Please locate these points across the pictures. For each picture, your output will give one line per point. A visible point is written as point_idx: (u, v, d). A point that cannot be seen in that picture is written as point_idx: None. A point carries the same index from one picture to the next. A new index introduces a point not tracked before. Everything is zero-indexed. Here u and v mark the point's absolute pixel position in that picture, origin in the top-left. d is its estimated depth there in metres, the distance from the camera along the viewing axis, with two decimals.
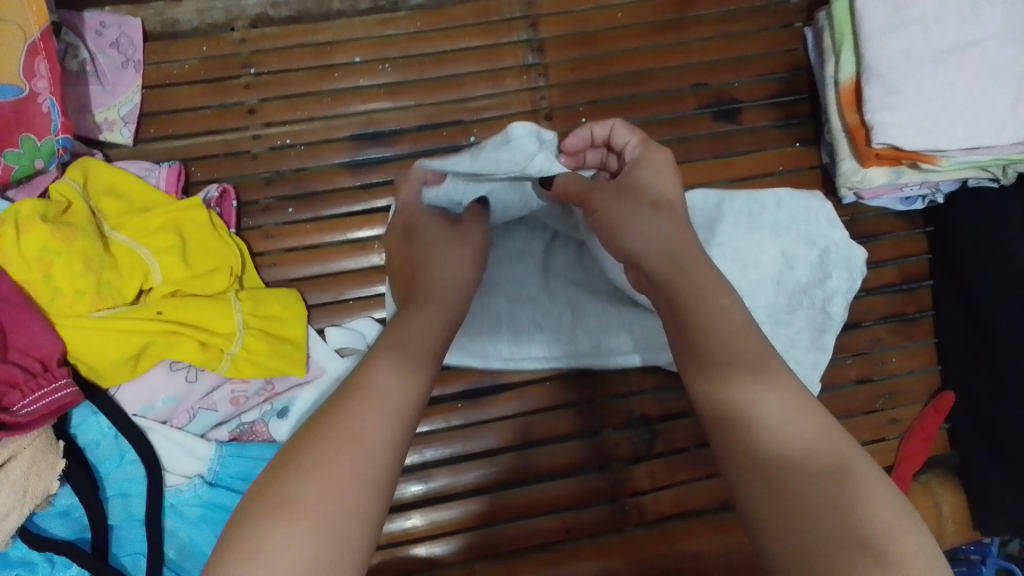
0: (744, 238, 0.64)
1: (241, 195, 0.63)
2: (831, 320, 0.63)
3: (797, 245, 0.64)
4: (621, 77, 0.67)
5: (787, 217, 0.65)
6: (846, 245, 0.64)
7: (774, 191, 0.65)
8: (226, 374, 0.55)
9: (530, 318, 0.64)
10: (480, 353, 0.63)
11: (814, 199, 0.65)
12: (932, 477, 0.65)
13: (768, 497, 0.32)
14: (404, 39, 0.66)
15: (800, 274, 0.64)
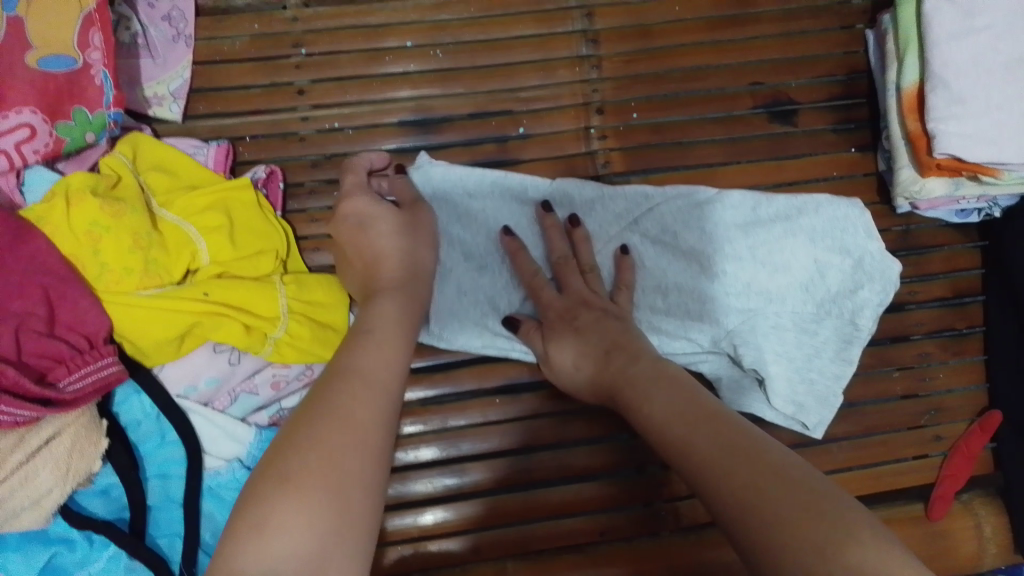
0: (769, 243, 0.63)
1: (288, 177, 0.63)
2: (858, 332, 0.62)
3: (830, 254, 0.63)
4: (676, 74, 0.66)
5: (825, 224, 0.63)
6: (882, 257, 0.62)
7: (813, 196, 0.63)
8: (269, 358, 0.54)
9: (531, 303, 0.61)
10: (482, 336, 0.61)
11: (854, 208, 0.63)
12: (974, 496, 0.63)
13: (709, 486, 0.38)
14: (458, 24, 0.65)
15: (831, 283, 0.63)
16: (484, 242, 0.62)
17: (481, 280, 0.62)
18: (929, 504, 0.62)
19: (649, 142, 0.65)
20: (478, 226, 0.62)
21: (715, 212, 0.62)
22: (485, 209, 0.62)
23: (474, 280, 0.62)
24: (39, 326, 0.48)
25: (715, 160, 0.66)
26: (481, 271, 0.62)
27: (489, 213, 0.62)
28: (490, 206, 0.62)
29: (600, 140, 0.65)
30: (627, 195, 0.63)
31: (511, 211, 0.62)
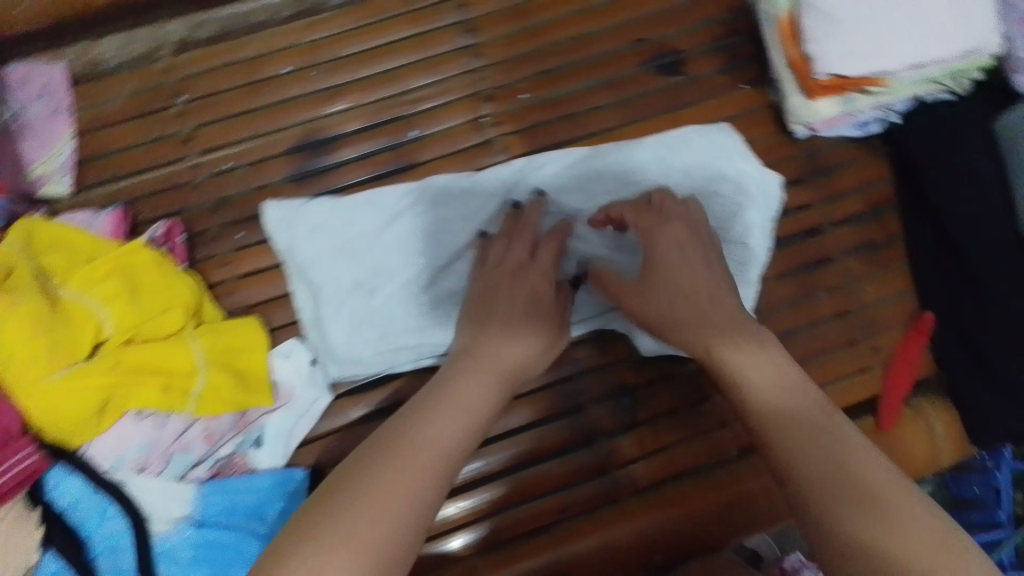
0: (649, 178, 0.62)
1: (191, 227, 0.61)
2: (754, 251, 0.62)
3: (710, 183, 0.63)
4: (561, 45, 0.66)
5: (697, 156, 0.63)
6: (760, 174, 0.63)
7: (681, 132, 0.64)
8: (194, 413, 0.55)
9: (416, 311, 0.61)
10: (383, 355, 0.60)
11: (722, 132, 0.64)
12: (922, 399, 0.64)
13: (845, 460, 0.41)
14: (333, 40, 0.64)
15: (717, 211, 0.62)
16: (368, 262, 0.61)
17: (372, 300, 0.61)
18: (878, 414, 0.63)
19: (546, 118, 0.64)
20: (358, 249, 0.61)
21: (587, 169, 0.62)
22: (361, 228, 0.61)
23: (364, 304, 0.61)
24: None
25: (614, 123, 0.65)
26: (370, 292, 0.61)
27: (365, 226, 0.61)
28: (364, 224, 0.61)
29: (495, 126, 0.64)
30: (492, 177, 0.62)
31: (387, 223, 0.61)
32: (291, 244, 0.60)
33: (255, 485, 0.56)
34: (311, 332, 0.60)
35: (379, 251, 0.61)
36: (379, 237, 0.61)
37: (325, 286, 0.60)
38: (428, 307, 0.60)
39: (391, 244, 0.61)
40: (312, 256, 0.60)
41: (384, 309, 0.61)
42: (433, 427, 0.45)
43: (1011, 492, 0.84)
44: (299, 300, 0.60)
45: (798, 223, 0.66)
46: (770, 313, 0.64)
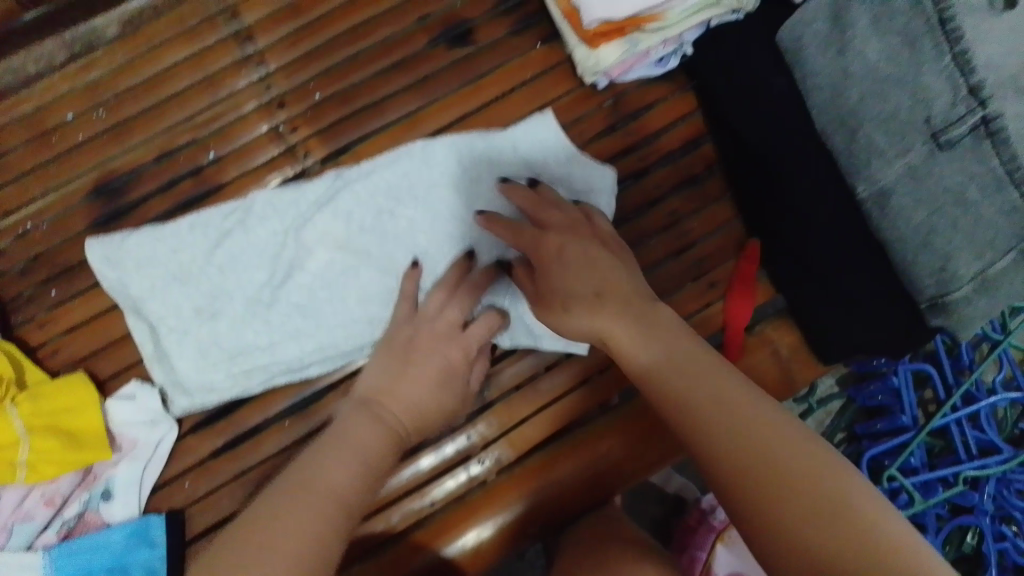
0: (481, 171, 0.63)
1: (2, 295, 0.61)
2: None
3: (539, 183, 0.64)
4: (345, 35, 0.65)
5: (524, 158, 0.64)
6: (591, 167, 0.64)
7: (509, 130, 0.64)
8: (28, 482, 0.55)
9: (262, 331, 0.61)
10: (239, 379, 0.60)
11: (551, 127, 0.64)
12: (765, 326, 0.65)
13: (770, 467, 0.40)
14: (111, 76, 0.63)
15: None
16: (205, 289, 0.61)
17: (216, 325, 0.61)
18: (725, 349, 0.63)
19: (342, 116, 0.64)
20: (194, 276, 0.61)
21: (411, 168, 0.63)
22: (193, 255, 0.61)
23: (208, 330, 0.61)
24: None
25: (413, 107, 0.65)
26: (212, 317, 0.61)
27: (198, 253, 0.61)
28: (195, 251, 0.61)
29: (293, 133, 0.64)
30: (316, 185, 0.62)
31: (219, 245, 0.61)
32: (124, 283, 0.60)
33: (106, 539, 0.55)
34: (157, 366, 0.60)
35: (216, 275, 0.61)
36: (214, 262, 0.61)
37: (165, 319, 0.60)
38: (273, 323, 0.61)
39: (226, 266, 0.61)
40: (146, 289, 0.60)
41: (230, 332, 0.61)
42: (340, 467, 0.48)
43: (912, 393, 0.79)
44: (139, 336, 0.60)
45: (618, 170, 0.66)
46: None
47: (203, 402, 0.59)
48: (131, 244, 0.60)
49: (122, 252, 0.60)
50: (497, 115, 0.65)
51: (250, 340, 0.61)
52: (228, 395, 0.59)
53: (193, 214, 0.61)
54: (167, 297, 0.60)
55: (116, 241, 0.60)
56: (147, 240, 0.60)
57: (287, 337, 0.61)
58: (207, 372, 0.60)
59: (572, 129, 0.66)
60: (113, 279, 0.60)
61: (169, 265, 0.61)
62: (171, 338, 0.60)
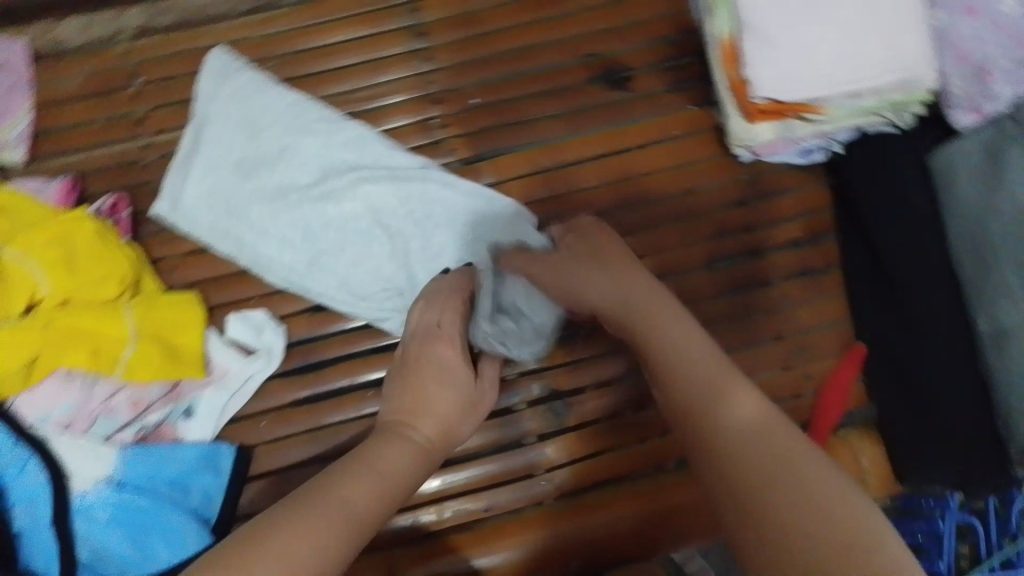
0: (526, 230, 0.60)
1: (137, 204, 0.63)
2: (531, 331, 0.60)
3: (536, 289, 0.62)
4: (513, 54, 0.67)
5: None
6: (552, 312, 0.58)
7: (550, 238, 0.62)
8: (123, 379, 0.56)
9: (260, 239, 0.63)
10: (228, 209, 0.63)
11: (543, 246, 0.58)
12: (850, 430, 0.65)
13: (765, 513, 0.35)
14: (286, 36, 0.66)
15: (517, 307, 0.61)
16: (262, 152, 0.65)
17: (241, 190, 0.64)
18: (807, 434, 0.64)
19: (490, 125, 0.66)
20: (260, 135, 0.65)
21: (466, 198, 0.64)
22: (274, 114, 0.65)
23: (233, 182, 0.64)
24: None
25: (556, 134, 0.67)
26: (244, 178, 0.64)
27: (271, 140, 0.65)
28: (278, 120, 0.65)
29: (442, 128, 0.66)
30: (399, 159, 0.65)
31: (296, 146, 0.65)
32: (208, 98, 0.64)
33: (177, 454, 0.57)
34: (173, 174, 0.63)
35: (274, 151, 0.65)
36: (282, 141, 0.65)
37: (213, 149, 0.64)
38: (269, 237, 0.63)
39: (287, 153, 0.65)
40: (221, 117, 0.64)
41: (247, 198, 0.64)
42: (369, 472, 0.43)
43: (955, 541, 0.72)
44: (185, 143, 0.63)
45: (740, 243, 0.67)
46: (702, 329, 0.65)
47: (189, 202, 0.63)
48: (242, 74, 0.65)
49: (228, 73, 0.64)
50: (636, 161, 0.67)
51: (247, 242, 0.62)
52: (204, 216, 0.63)
53: (303, 96, 0.65)
54: (240, 88, 0.64)
55: (227, 64, 0.65)
56: (251, 80, 0.65)
57: (280, 240, 0.63)
58: (213, 177, 0.63)
59: (704, 193, 0.67)
60: (220, 59, 0.64)
61: (255, 93, 0.65)
62: (222, 112, 0.64)
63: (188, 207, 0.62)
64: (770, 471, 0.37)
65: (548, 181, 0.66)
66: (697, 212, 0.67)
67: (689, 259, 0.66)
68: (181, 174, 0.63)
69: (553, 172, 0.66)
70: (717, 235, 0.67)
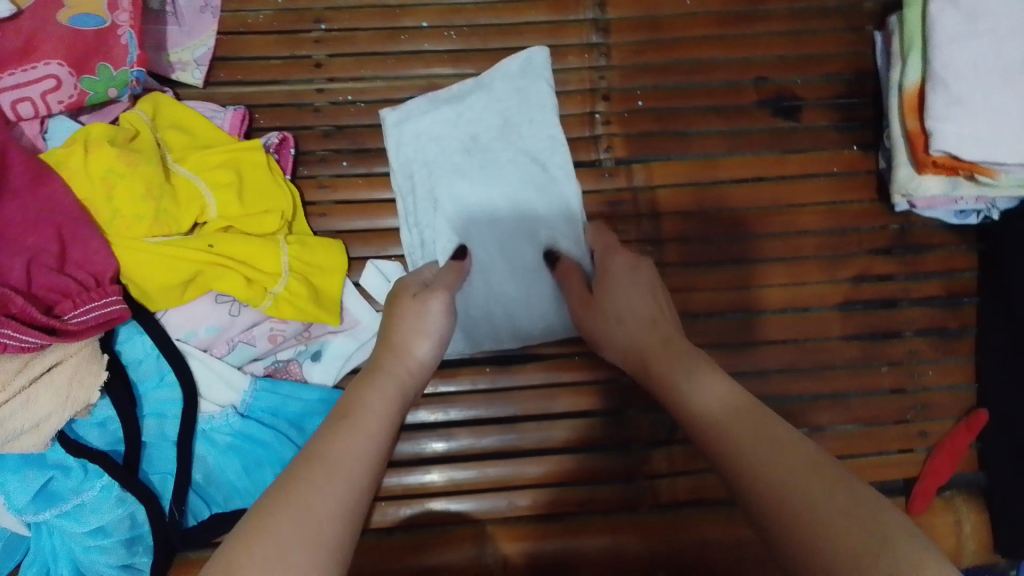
0: (627, 277, 0.55)
1: (300, 145, 0.65)
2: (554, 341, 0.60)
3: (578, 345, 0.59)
4: (686, 65, 0.67)
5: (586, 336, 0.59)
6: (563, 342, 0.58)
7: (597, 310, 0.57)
8: (267, 312, 0.57)
9: (433, 204, 0.63)
10: (423, 164, 0.63)
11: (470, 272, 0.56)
12: (957, 493, 0.65)
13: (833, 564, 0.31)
14: (473, 9, 0.66)
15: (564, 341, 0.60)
16: (486, 136, 0.64)
17: (452, 157, 0.63)
18: (911, 499, 0.63)
19: (652, 130, 0.67)
20: (491, 122, 0.64)
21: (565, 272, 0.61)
22: (537, 134, 0.63)
23: (447, 143, 0.64)
24: (51, 262, 0.51)
25: (715, 151, 0.67)
26: (459, 147, 0.64)
27: (493, 130, 0.64)
28: (514, 117, 0.63)
29: (604, 126, 0.67)
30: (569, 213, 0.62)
31: (522, 163, 0.63)
32: (504, 77, 0.64)
33: (301, 395, 0.56)
34: (422, 107, 0.63)
35: (503, 156, 0.63)
36: (516, 153, 0.63)
37: (459, 114, 0.64)
38: (433, 206, 0.63)
39: (501, 149, 0.63)
40: (487, 97, 0.64)
41: (441, 163, 0.63)
42: (358, 446, 0.39)
43: None
44: (459, 88, 0.64)
45: (878, 291, 0.66)
46: (827, 369, 0.65)
47: (399, 139, 0.63)
48: (543, 78, 0.63)
49: (539, 74, 0.63)
50: (792, 190, 0.66)
51: (424, 206, 0.63)
52: (400, 156, 0.63)
53: (550, 108, 0.63)
54: (524, 85, 0.63)
55: (538, 59, 0.63)
56: (538, 84, 0.63)
57: (441, 215, 0.62)
58: (434, 130, 0.63)
59: (852, 234, 0.66)
60: (538, 54, 0.63)
61: (529, 91, 0.63)
62: (489, 90, 0.64)
63: (395, 142, 0.63)
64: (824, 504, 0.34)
65: (700, 195, 0.66)
66: (843, 252, 0.66)
67: (826, 297, 0.66)
68: (414, 112, 0.63)
69: (704, 187, 0.66)
70: (857, 277, 0.66)
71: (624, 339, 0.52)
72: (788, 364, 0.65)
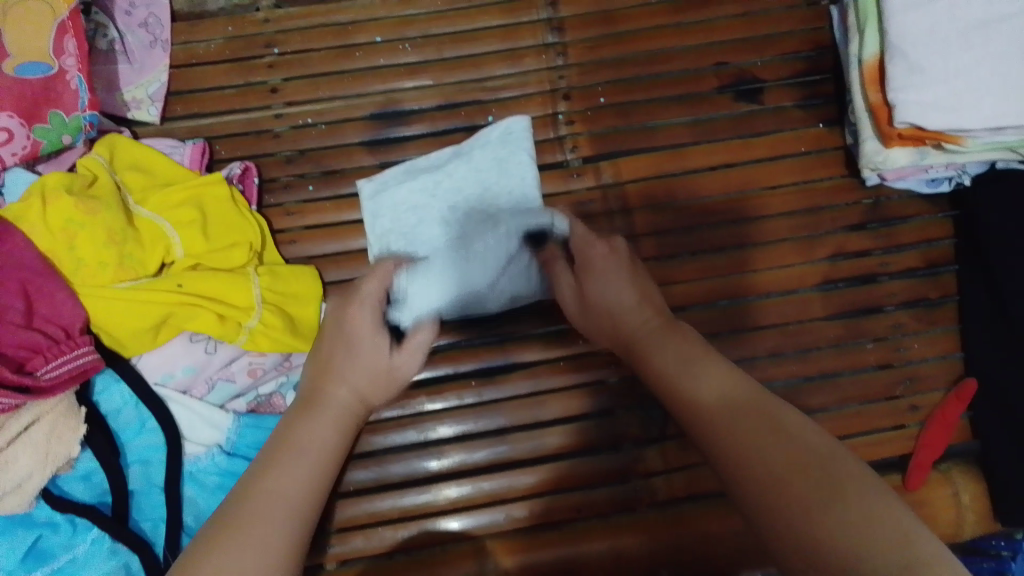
0: (610, 263, 0.52)
1: (263, 173, 0.64)
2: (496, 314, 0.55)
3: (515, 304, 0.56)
4: (644, 56, 0.67)
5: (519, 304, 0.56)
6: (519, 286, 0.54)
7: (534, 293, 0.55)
8: (244, 347, 0.56)
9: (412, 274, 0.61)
10: (403, 236, 0.63)
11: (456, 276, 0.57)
12: (952, 466, 0.65)
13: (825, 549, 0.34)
14: (425, 19, 0.66)
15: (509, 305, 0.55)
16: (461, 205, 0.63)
17: (431, 227, 0.63)
18: (907, 474, 0.64)
19: (616, 126, 0.66)
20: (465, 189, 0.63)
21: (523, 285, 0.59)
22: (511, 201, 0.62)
23: (423, 214, 0.63)
24: (17, 318, 0.50)
25: (682, 141, 0.66)
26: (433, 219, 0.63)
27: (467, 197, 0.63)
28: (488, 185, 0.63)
29: (568, 125, 0.66)
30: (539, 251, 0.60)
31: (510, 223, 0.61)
32: (483, 146, 0.64)
33: None
34: (399, 176, 0.63)
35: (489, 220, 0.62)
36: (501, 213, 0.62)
37: (434, 184, 0.63)
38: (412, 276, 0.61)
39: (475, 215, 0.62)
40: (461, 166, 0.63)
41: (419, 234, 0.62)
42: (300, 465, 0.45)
43: None
44: (437, 157, 0.64)
45: (857, 267, 0.66)
46: (812, 350, 0.65)
47: (376, 210, 0.63)
48: (519, 146, 0.63)
49: (512, 142, 0.64)
50: (762, 174, 0.66)
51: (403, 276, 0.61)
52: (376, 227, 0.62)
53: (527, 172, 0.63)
54: (501, 152, 0.63)
55: (516, 127, 0.64)
56: (516, 152, 0.63)
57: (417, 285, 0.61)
58: (410, 202, 0.63)
59: (826, 212, 0.66)
60: (514, 118, 0.64)
61: (506, 157, 0.63)
62: (465, 158, 0.63)
63: (371, 211, 0.62)
64: (801, 493, 0.37)
65: (670, 187, 0.66)
66: (818, 231, 0.66)
67: (806, 278, 0.65)
68: (390, 182, 0.63)
69: (674, 178, 0.66)
70: (834, 255, 0.66)
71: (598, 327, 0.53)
72: (773, 350, 0.64)
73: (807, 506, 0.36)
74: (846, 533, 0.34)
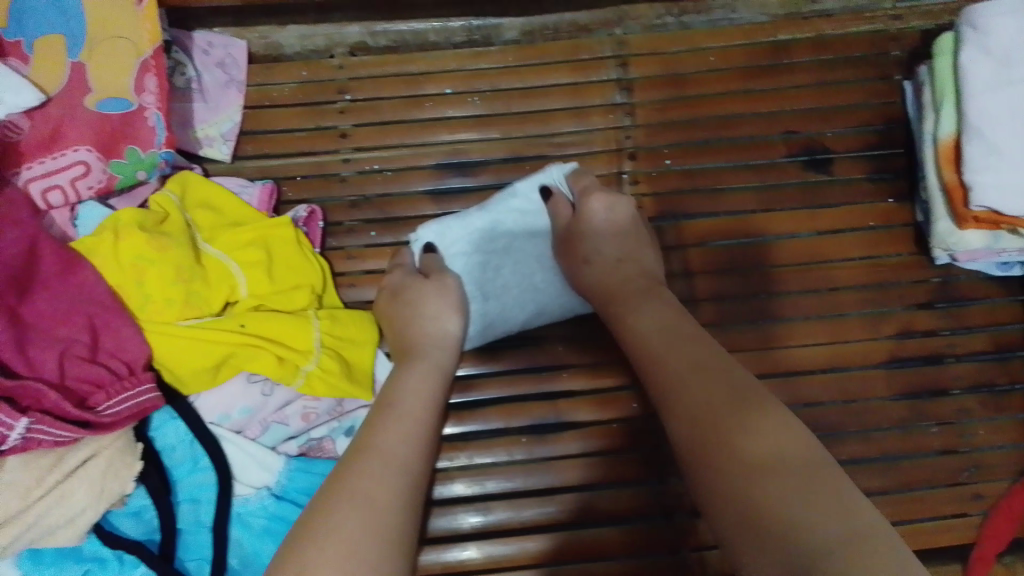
0: (614, 220, 0.58)
1: (327, 216, 0.64)
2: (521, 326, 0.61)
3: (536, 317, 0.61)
4: (712, 121, 0.66)
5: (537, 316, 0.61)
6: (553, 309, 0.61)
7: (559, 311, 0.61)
8: (300, 391, 0.55)
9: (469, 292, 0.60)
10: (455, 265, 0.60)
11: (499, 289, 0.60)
12: (1018, 560, 0.62)
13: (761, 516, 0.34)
14: (496, 73, 0.66)
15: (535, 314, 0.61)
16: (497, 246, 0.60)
17: (465, 260, 0.60)
18: (968, 565, 0.61)
19: (681, 188, 0.66)
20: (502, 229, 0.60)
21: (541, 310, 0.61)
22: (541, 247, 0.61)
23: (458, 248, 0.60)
24: (83, 352, 0.50)
25: (747, 207, 0.65)
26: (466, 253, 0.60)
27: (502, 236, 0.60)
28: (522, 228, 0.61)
29: (632, 185, 0.66)
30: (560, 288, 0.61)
31: (538, 275, 0.61)
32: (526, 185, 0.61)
33: None
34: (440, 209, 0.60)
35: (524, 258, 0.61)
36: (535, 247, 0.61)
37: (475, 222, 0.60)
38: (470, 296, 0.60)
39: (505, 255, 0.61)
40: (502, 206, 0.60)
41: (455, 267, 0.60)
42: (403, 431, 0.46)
43: None
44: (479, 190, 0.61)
45: (922, 346, 0.64)
46: (874, 429, 0.63)
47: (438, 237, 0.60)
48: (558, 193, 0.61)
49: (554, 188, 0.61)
50: (827, 245, 0.65)
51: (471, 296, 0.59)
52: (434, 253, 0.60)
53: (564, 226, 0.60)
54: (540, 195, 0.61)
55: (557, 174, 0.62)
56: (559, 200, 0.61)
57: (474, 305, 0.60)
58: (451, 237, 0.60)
59: (892, 289, 0.65)
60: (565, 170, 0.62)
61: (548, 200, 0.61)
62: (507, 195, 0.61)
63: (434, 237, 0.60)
64: (764, 459, 0.36)
65: (734, 253, 0.65)
66: (883, 307, 0.65)
67: (869, 354, 0.64)
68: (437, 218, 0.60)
69: (738, 244, 0.65)
70: (899, 333, 0.64)
71: (592, 279, 0.57)
72: (834, 426, 0.63)
73: (757, 474, 0.36)
74: (793, 498, 0.34)
